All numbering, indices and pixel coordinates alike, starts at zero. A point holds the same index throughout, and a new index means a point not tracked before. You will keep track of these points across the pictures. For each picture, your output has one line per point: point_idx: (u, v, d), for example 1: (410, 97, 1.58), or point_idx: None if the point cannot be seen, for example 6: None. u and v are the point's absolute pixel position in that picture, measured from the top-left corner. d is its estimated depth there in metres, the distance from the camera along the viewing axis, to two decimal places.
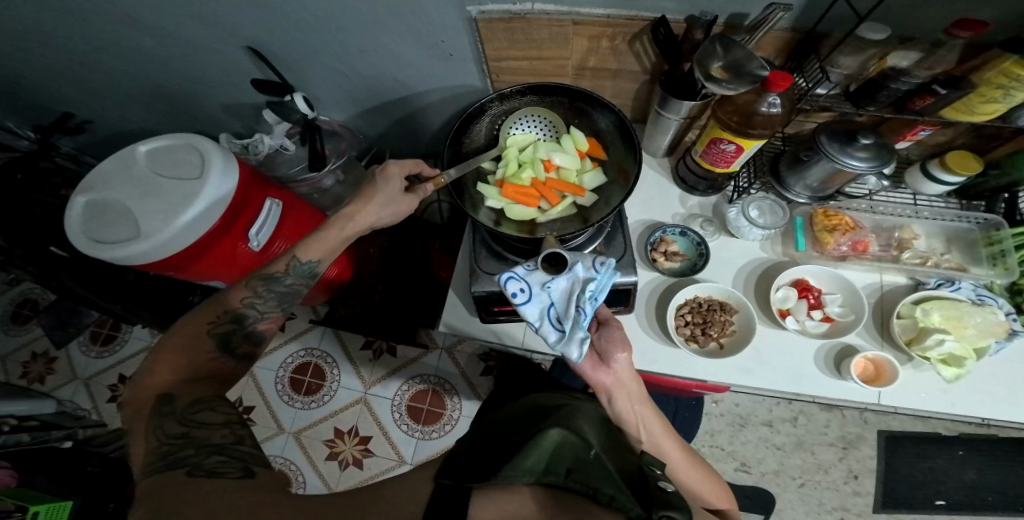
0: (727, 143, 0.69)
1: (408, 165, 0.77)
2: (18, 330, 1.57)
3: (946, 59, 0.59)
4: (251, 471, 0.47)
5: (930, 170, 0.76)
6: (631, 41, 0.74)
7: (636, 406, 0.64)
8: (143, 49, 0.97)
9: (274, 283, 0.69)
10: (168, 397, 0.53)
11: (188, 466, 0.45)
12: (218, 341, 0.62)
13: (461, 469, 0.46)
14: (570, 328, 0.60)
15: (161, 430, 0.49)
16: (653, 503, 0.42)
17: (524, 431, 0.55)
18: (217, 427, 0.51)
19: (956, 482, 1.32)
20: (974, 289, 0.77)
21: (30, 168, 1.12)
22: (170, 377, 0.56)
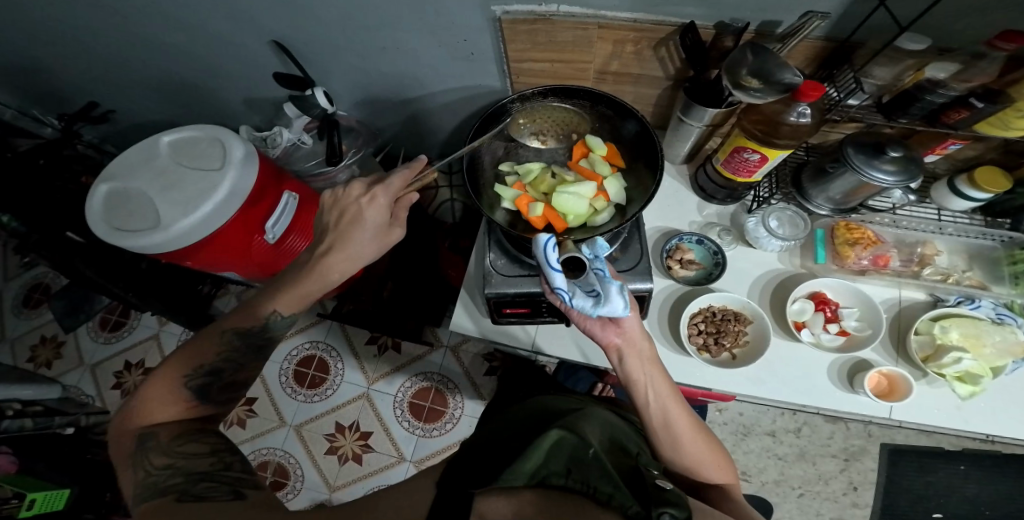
0: (751, 152, 0.69)
1: (398, 184, 0.67)
2: (29, 314, 1.58)
3: (986, 72, 0.57)
4: (239, 495, 0.47)
5: (956, 185, 0.76)
6: (656, 46, 0.74)
7: (647, 367, 0.59)
8: (164, 39, 0.96)
9: (251, 336, 0.64)
10: (148, 435, 0.53)
11: (176, 493, 0.46)
12: (194, 390, 0.59)
13: (461, 476, 0.48)
14: (599, 284, 0.56)
15: (145, 464, 0.50)
16: (652, 499, 0.41)
17: (526, 437, 0.58)
18: (203, 457, 0.52)
19: (957, 497, 1.32)
20: (994, 307, 0.77)
21: (52, 155, 1.18)
22: (155, 416, 0.56)
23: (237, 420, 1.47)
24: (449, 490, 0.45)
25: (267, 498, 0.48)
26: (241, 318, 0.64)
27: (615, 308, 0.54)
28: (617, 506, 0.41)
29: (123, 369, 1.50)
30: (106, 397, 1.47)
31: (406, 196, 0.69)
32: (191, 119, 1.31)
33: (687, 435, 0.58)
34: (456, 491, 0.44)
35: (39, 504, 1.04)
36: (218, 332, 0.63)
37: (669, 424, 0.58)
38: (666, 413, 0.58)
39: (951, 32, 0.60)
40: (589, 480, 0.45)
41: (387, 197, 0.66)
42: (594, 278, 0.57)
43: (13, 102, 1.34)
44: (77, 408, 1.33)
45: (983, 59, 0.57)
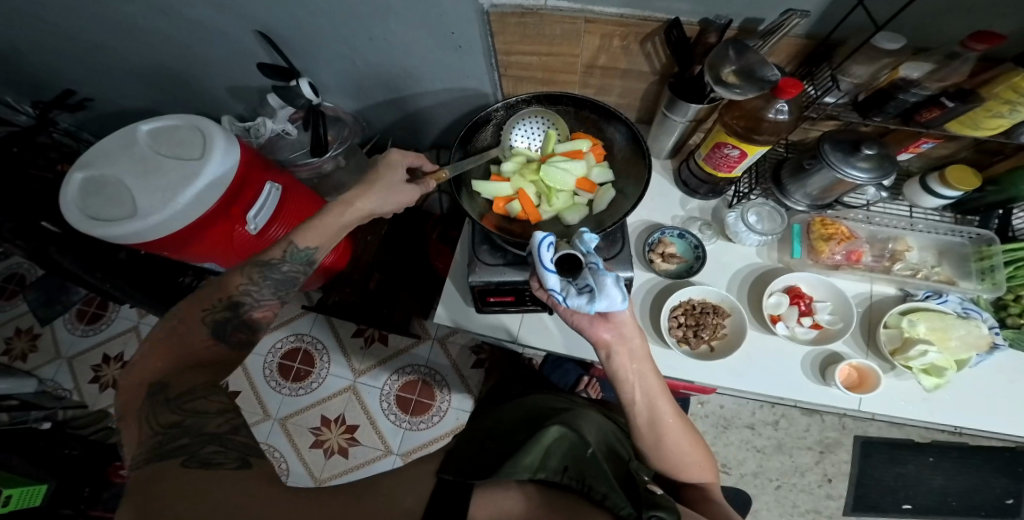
0: (731, 148, 0.71)
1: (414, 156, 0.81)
2: (4, 305, 1.53)
3: (960, 71, 0.60)
4: (247, 463, 0.46)
5: (930, 184, 0.78)
6: (643, 41, 0.74)
7: (637, 364, 0.60)
8: (143, 26, 0.94)
9: (273, 270, 0.65)
10: (159, 386, 0.50)
11: (182, 457, 0.44)
12: (212, 327, 0.58)
13: (464, 465, 0.50)
14: (593, 278, 0.56)
15: (151, 421, 0.47)
16: (643, 503, 0.46)
17: (526, 429, 0.60)
18: (212, 416, 0.49)
19: (924, 486, 1.37)
20: (961, 302, 0.80)
21: (27, 142, 1.16)
22: (164, 368, 0.52)
23: None
24: (457, 483, 0.46)
25: (273, 468, 0.47)
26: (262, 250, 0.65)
27: (613, 300, 0.55)
28: (611, 508, 0.45)
29: (102, 362, 1.47)
30: (83, 391, 1.44)
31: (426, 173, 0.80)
32: (173, 107, 1.29)
33: (671, 433, 0.60)
34: (463, 474, 0.48)
35: (16, 499, 1.01)
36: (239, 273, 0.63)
37: (655, 422, 0.60)
38: (652, 411, 0.60)
39: (925, 34, 0.62)
40: (586, 479, 0.47)
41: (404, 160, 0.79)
42: (587, 273, 0.58)
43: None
44: (55, 402, 1.31)
45: (957, 59, 0.60)
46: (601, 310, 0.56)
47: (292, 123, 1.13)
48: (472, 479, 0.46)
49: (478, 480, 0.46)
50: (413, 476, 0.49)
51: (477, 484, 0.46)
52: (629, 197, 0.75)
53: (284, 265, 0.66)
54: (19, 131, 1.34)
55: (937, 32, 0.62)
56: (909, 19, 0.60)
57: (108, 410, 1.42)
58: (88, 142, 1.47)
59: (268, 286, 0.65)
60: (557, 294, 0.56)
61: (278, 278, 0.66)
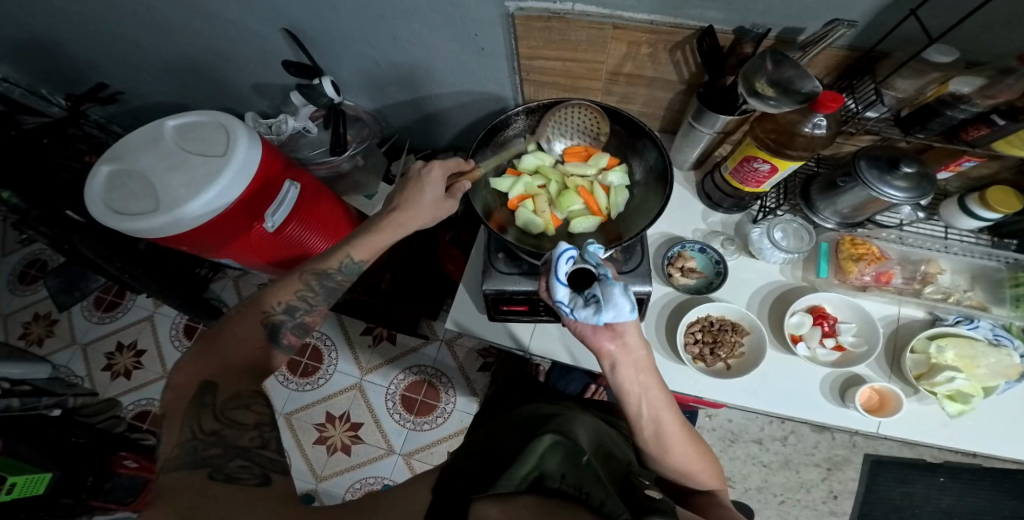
0: (761, 162, 0.69)
1: (454, 163, 0.73)
2: (23, 290, 1.55)
3: (1013, 88, 0.56)
4: (268, 480, 0.46)
5: (967, 204, 0.76)
6: (671, 49, 0.73)
7: (642, 375, 0.57)
8: (169, 20, 0.94)
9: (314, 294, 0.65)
10: (207, 388, 0.52)
11: (210, 469, 0.45)
12: (257, 344, 0.59)
13: (456, 486, 0.49)
14: (598, 287, 0.55)
15: (194, 424, 0.49)
16: (642, 509, 0.41)
17: (520, 442, 0.58)
18: (246, 428, 0.50)
19: (932, 507, 1.34)
20: (991, 328, 0.78)
21: (57, 134, 1.16)
22: (214, 368, 0.55)
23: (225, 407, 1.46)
24: (444, 501, 0.46)
25: (291, 487, 0.46)
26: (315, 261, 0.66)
27: (620, 310, 0.53)
28: (609, 512, 0.40)
29: (116, 350, 1.48)
30: (95, 379, 1.45)
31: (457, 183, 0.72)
32: (196, 102, 1.29)
33: (675, 444, 0.58)
34: (452, 498, 0.46)
35: (18, 487, 1.02)
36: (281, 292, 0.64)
37: (661, 434, 0.58)
38: (658, 422, 0.58)
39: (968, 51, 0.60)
40: (584, 486, 0.44)
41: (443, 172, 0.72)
42: (595, 284, 0.56)
43: (19, 79, 1.31)
44: (68, 389, 1.32)
45: (1011, 75, 0.57)
46: (609, 321, 0.54)
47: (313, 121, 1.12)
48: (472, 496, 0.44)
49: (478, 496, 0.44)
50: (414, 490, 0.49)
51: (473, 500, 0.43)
52: (651, 211, 0.74)
53: (338, 275, 0.67)
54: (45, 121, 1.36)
55: (985, 44, 0.60)
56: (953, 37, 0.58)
57: (118, 399, 1.42)
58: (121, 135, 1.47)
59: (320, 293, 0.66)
60: (562, 305, 0.55)
61: (331, 286, 0.67)
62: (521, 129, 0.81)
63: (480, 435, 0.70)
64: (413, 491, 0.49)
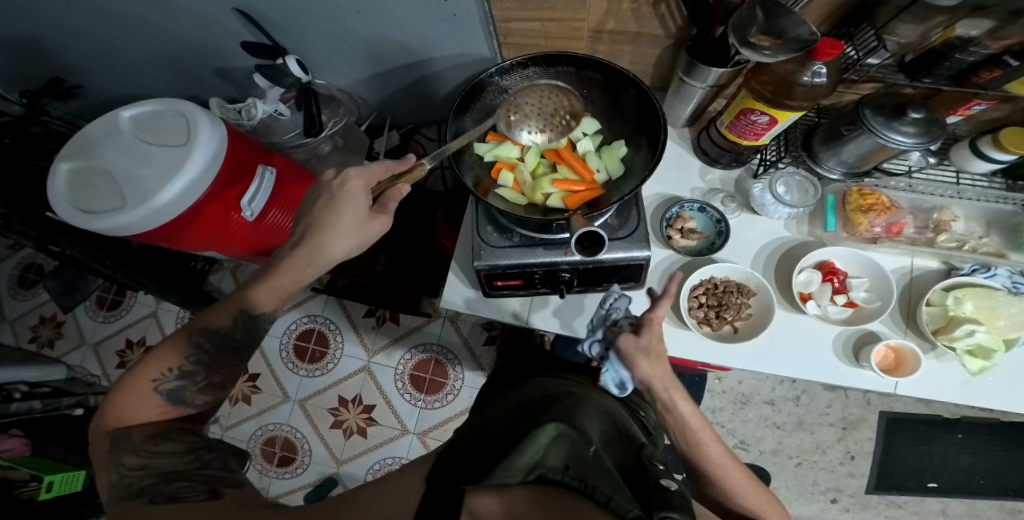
0: (759, 115, 0.63)
1: (378, 171, 0.64)
2: (25, 294, 1.57)
3: None
4: (216, 493, 0.46)
5: (980, 147, 0.70)
6: (655, 3, 0.67)
7: (676, 398, 0.53)
8: (127, 9, 0.90)
9: (221, 337, 0.61)
10: (121, 435, 0.52)
11: (149, 495, 0.46)
12: (166, 395, 0.57)
13: (453, 471, 0.47)
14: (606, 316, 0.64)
15: (119, 466, 0.49)
16: (653, 504, 0.39)
17: (519, 427, 0.56)
18: (179, 455, 0.52)
19: (952, 466, 1.31)
20: (1010, 276, 0.72)
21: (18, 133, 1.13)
22: (131, 418, 0.54)
23: (240, 397, 1.48)
24: (437, 487, 0.44)
25: (243, 496, 0.47)
26: (212, 316, 0.61)
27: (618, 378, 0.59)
28: (617, 510, 0.38)
29: (125, 347, 1.50)
30: (110, 377, 1.47)
31: (391, 188, 0.65)
32: (167, 91, 1.25)
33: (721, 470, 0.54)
34: (444, 487, 0.44)
35: (56, 486, 1.08)
36: (184, 337, 0.59)
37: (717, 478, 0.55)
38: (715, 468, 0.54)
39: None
40: (588, 479, 0.42)
41: (362, 182, 0.62)
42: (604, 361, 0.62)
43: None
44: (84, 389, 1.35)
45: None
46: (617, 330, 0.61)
47: (283, 103, 1.08)
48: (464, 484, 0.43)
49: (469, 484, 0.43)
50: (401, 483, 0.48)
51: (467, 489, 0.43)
52: (636, 171, 0.70)
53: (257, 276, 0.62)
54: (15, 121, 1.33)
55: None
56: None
57: None
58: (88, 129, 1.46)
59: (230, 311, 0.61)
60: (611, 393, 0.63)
61: (258, 328, 0.64)
62: (501, 91, 0.72)
63: (483, 416, 0.67)
64: (401, 484, 0.48)
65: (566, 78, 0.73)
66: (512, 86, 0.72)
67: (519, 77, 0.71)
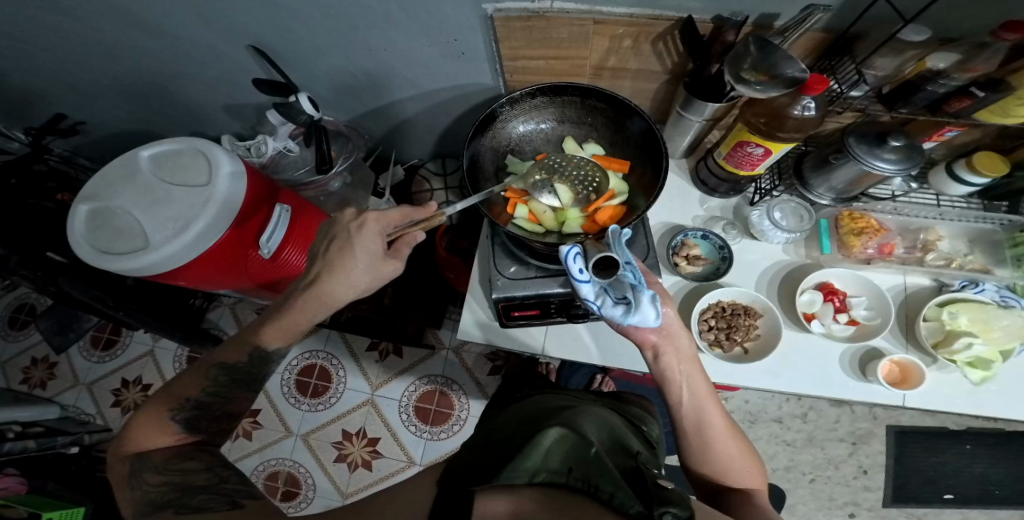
0: (755, 146, 0.68)
1: (395, 215, 0.66)
2: (17, 336, 1.55)
3: (992, 60, 0.58)
4: (236, 504, 0.47)
5: (955, 170, 0.75)
6: (654, 41, 0.72)
7: (683, 365, 0.56)
8: (148, 48, 0.95)
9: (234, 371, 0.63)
10: (142, 457, 0.55)
11: (174, 507, 0.47)
12: (182, 425, 0.60)
13: (459, 475, 0.50)
14: (631, 291, 0.55)
15: (139, 483, 0.51)
16: (653, 500, 0.42)
17: (527, 431, 0.59)
18: (197, 472, 0.54)
19: (966, 476, 1.33)
20: (997, 290, 0.78)
21: (22, 173, 1.11)
22: (149, 442, 0.57)
23: (242, 432, 1.46)
24: (447, 489, 0.47)
25: (265, 505, 0.48)
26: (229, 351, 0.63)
27: (645, 316, 0.54)
28: (619, 507, 0.42)
29: (121, 386, 1.48)
30: (106, 416, 1.45)
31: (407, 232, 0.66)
32: (173, 128, 1.29)
33: (719, 436, 0.56)
34: (454, 491, 0.46)
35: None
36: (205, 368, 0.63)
37: (703, 425, 0.56)
38: (701, 414, 0.56)
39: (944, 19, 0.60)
40: (591, 479, 0.45)
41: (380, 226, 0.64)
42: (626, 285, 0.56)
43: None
44: (80, 427, 1.32)
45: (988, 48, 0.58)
46: (633, 325, 0.55)
47: (292, 139, 1.13)
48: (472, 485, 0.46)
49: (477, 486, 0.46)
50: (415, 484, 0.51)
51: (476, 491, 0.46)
52: (636, 203, 0.75)
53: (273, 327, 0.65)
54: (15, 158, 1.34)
55: (959, 26, 0.58)
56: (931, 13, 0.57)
57: None
58: (85, 166, 1.48)
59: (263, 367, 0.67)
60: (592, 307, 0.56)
61: (238, 376, 0.64)
62: (513, 116, 0.79)
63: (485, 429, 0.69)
64: (416, 484, 0.50)
65: (573, 106, 0.79)
66: (522, 111, 0.79)
67: (529, 105, 0.78)
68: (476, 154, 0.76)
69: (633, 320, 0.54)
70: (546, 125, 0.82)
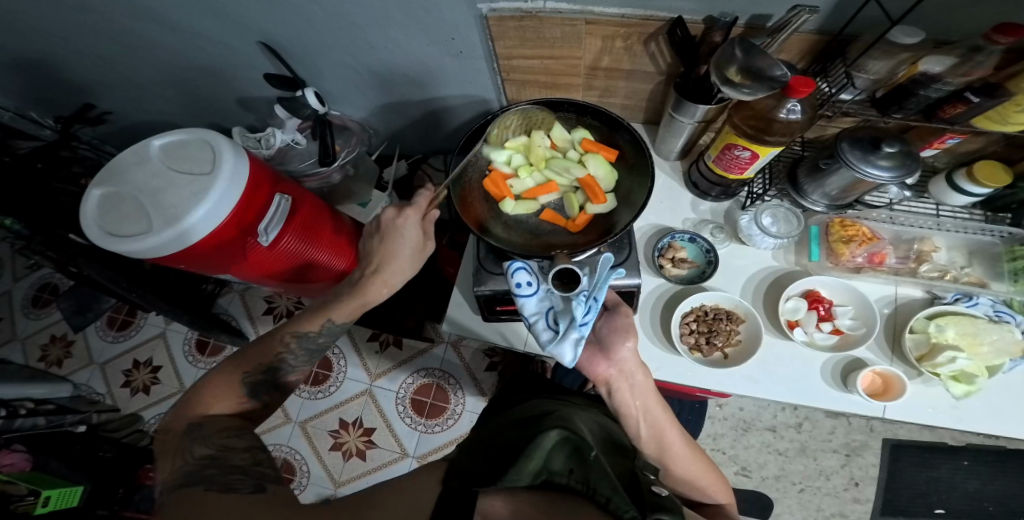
0: (742, 149, 0.68)
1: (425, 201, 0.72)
2: (38, 314, 1.60)
3: (985, 64, 0.56)
4: (261, 487, 0.51)
5: (955, 179, 0.74)
6: (646, 41, 0.72)
7: (639, 399, 0.61)
8: (161, 41, 0.98)
9: (306, 340, 0.73)
10: (198, 424, 0.60)
11: (208, 483, 0.51)
12: (247, 388, 0.67)
13: (466, 473, 0.53)
14: (568, 324, 0.61)
15: (188, 453, 0.55)
16: (647, 505, 0.44)
17: (524, 434, 0.60)
18: (239, 450, 0.56)
19: (960, 492, 1.31)
20: (992, 305, 0.76)
21: (49, 157, 1.18)
22: (206, 411, 0.63)
23: None
24: (453, 488, 0.49)
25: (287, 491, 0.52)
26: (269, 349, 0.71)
27: (564, 353, 0.60)
28: (614, 511, 0.44)
29: (132, 367, 1.53)
30: (116, 395, 1.49)
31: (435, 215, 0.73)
32: (188, 118, 1.32)
33: (679, 459, 0.63)
34: (461, 492, 0.48)
35: (53, 501, 1.08)
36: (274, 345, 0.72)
37: (664, 451, 0.62)
38: (662, 441, 0.63)
39: (938, 26, 0.59)
40: (590, 482, 0.47)
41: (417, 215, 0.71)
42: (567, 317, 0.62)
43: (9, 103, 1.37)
44: (90, 406, 1.37)
45: (981, 52, 0.56)
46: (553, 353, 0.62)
47: (301, 132, 1.13)
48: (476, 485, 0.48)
49: (481, 485, 0.47)
50: (411, 489, 0.50)
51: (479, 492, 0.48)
52: (623, 217, 0.74)
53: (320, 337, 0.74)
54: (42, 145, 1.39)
55: (951, 27, 0.58)
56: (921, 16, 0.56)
57: (139, 413, 1.47)
58: (112, 154, 1.53)
59: (303, 354, 0.74)
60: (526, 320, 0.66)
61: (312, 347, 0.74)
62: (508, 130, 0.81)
63: (484, 432, 0.70)
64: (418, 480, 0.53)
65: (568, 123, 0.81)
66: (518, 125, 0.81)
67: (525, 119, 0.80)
68: (463, 166, 0.79)
69: (550, 350, 0.61)
70: None
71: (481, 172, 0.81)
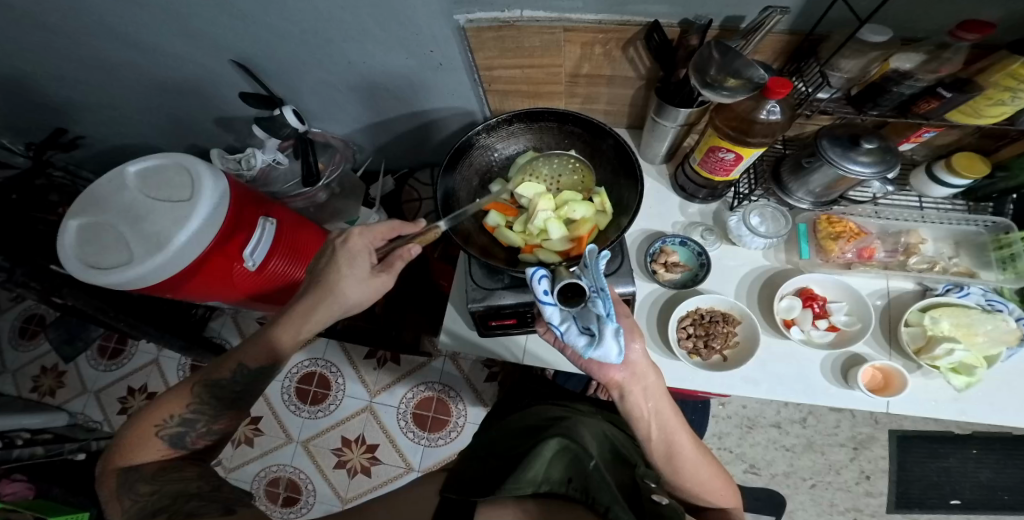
0: (726, 151, 0.67)
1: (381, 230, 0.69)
2: (26, 345, 1.59)
3: (953, 61, 0.56)
4: (229, 510, 0.48)
5: (935, 172, 0.74)
6: (625, 47, 0.72)
7: (652, 402, 0.58)
8: (138, 65, 0.98)
9: (219, 388, 0.63)
10: (128, 471, 0.55)
11: (166, 513, 0.48)
12: (169, 437, 0.60)
13: (468, 485, 0.52)
14: (596, 323, 0.53)
15: (128, 494, 0.52)
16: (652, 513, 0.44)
17: (528, 443, 0.59)
18: (188, 481, 0.55)
19: (971, 481, 1.30)
20: (983, 294, 0.75)
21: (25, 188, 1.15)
22: (134, 459, 0.57)
23: (243, 439, 1.47)
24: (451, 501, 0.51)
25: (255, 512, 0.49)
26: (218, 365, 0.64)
27: (608, 353, 0.52)
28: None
29: (126, 394, 1.51)
30: (112, 423, 1.47)
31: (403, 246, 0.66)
32: (169, 141, 1.32)
33: (690, 464, 0.59)
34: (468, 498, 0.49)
35: None
36: (189, 386, 0.62)
37: (673, 454, 0.59)
38: (671, 445, 0.59)
39: (909, 24, 0.58)
40: (590, 490, 0.46)
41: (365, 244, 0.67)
42: (593, 314, 0.53)
43: None
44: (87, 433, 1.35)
45: (948, 49, 0.56)
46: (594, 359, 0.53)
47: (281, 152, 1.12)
48: (474, 497, 0.49)
49: (479, 497, 0.48)
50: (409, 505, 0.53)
51: (480, 502, 0.49)
52: (622, 217, 0.72)
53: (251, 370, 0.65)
54: (17, 173, 1.38)
55: (923, 24, 0.58)
56: (890, 11, 0.57)
57: None
58: (89, 179, 1.51)
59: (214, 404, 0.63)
60: (556, 331, 0.54)
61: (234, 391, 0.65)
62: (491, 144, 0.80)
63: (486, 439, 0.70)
64: (414, 498, 0.54)
65: (550, 133, 0.81)
66: (498, 138, 0.80)
67: (507, 132, 0.79)
68: (452, 185, 0.77)
69: (591, 356, 0.52)
70: (521, 149, 0.83)
71: (465, 188, 0.79)
